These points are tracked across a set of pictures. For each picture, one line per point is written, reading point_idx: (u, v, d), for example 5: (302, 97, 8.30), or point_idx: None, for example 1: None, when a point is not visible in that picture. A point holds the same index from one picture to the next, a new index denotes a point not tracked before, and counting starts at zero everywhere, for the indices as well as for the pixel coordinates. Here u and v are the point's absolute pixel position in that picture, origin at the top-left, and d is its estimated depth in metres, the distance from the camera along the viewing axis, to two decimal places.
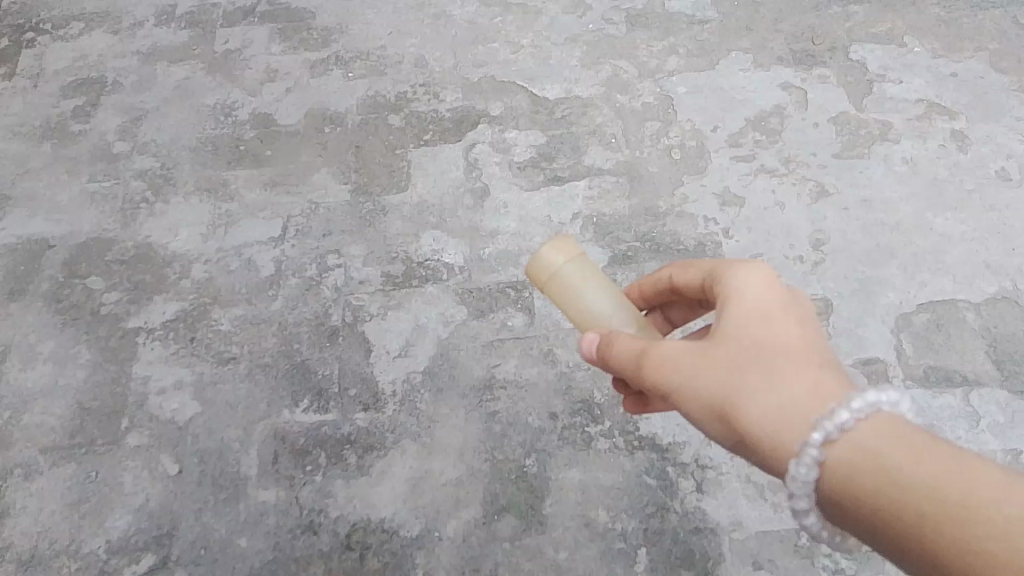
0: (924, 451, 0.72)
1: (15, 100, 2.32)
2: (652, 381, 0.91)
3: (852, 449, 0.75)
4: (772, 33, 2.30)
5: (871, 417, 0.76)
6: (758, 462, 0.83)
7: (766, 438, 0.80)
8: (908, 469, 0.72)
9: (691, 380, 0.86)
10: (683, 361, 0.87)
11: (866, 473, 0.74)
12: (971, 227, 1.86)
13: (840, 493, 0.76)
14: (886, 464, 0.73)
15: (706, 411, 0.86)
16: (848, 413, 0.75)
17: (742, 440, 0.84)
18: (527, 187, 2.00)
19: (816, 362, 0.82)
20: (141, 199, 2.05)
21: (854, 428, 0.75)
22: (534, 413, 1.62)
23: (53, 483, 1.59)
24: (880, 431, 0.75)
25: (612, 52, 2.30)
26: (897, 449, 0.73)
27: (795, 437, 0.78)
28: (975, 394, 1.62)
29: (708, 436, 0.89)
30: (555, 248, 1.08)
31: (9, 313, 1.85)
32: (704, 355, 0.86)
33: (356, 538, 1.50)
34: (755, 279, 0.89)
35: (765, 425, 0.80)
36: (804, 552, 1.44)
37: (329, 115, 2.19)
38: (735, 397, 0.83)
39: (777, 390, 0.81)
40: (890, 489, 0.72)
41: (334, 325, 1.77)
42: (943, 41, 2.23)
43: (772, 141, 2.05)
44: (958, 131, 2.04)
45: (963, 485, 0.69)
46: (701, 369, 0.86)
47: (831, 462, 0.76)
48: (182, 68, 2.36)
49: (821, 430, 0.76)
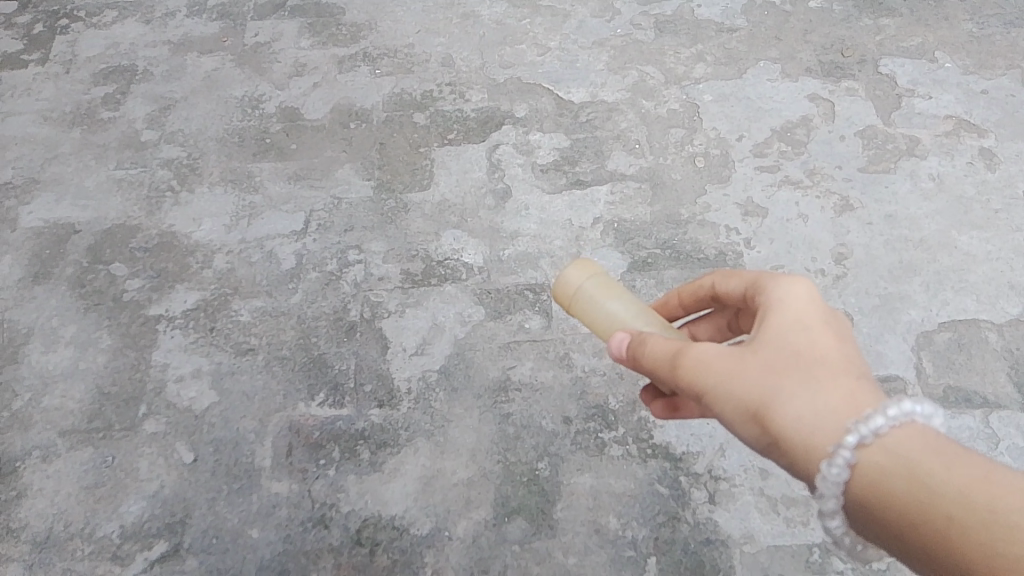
0: (957, 460, 0.72)
1: (47, 85, 2.35)
2: (684, 380, 0.91)
3: (884, 454, 0.75)
4: (801, 43, 2.29)
5: (905, 425, 0.76)
6: (789, 465, 0.83)
7: (799, 439, 0.81)
8: (939, 475, 0.71)
9: (725, 379, 0.87)
10: (719, 361, 0.88)
11: (897, 478, 0.74)
12: (997, 247, 1.84)
13: (869, 498, 0.76)
14: (918, 470, 0.73)
15: (738, 411, 0.86)
16: (883, 418, 0.76)
17: (773, 441, 0.84)
18: (549, 190, 2.00)
19: (852, 373, 0.83)
20: (166, 188, 2.07)
21: (888, 434, 0.76)
22: (548, 417, 1.61)
23: (70, 466, 1.62)
24: (914, 440, 0.75)
25: (639, 57, 2.29)
26: (930, 457, 0.73)
27: (828, 439, 0.78)
28: (996, 415, 1.60)
29: (738, 439, 0.89)
30: (578, 266, 1.12)
31: (33, 296, 1.88)
32: (739, 358, 0.87)
33: (367, 534, 1.51)
34: (795, 293, 0.91)
35: (799, 428, 0.81)
36: (816, 568, 1.43)
37: (354, 111, 2.21)
38: (770, 399, 0.84)
39: (813, 393, 0.82)
40: (920, 494, 0.72)
41: (352, 320, 1.78)
42: (974, 58, 2.21)
43: (798, 152, 2.03)
44: (987, 149, 2.01)
45: (993, 494, 0.68)
46: (736, 369, 0.87)
47: (863, 465, 0.76)
48: (211, 59, 2.38)
49: (855, 433, 0.76)
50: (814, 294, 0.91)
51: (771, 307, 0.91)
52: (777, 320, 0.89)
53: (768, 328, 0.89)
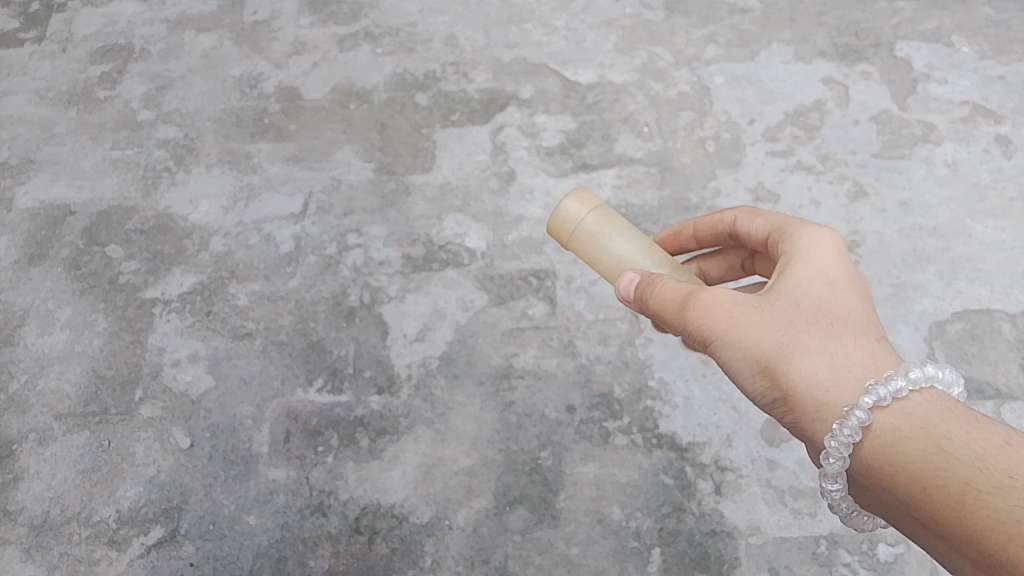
0: (979, 425, 0.71)
1: (42, 64, 2.31)
2: (695, 327, 0.90)
3: (902, 416, 0.75)
4: (816, 25, 2.22)
5: (927, 390, 0.76)
6: (796, 422, 0.83)
7: (812, 396, 0.80)
8: (958, 440, 0.70)
9: (739, 329, 0.86)
10: (734, 309, 0.88)
11: (913, 441, 0.73)
12: (1013, 236, 1.78)
13: (880, 460, 0.75)
14: (936, 434, 0.72)
15: (748, 363, 0.86)
16: (905, 380, 0.76)
17: (782, 396, 0.84)
18: (554, 174, 1.96)
19: (871, 335, 0.83)
20: (164, 169, 2.03)
21: (909, 398, 0.75)
22: (552, 405, 1.58)
23: (65, 450, 1.59)
24: (934, 405, 0.75)
25: (648, 38, 2.23)
26: (949, 422, 0.72)
27: (843, 397, 0.78)
28: (1007, 408, 1.56)
29: (743, 391, 0.89)
30: (579, 198, 1.11)
31: (29, 277, 1.85)
32: (757, 310, 0.87)
33: (365, 522, 1.48)
34: (819, 251, 0.90)
35: (813, 384, 0.80)
36: (823, 560, 1.39)
37: (355, 91, 2.16)
38: (785, 353, 0.83)
39: (830, 350, 0.81)
40: (937, 458, 0.70)
41: (352, 305, 1.74)
42: (992, 42, 2.15)
43: (810, 136, 1.98)
44: (1003, 136, 1.95)
45: (1013, 460, 0.67)
46: (752, 320, 0.86)
47: (877, 428, 0.75)
48: (210, 37, 2.33)
49: (873, 394, 0.76)
50: (840, 249, 0.91)
51: (794, 260, 0.91)
52: (799, 273, 0.89)
53: (790, 281, 0.88)
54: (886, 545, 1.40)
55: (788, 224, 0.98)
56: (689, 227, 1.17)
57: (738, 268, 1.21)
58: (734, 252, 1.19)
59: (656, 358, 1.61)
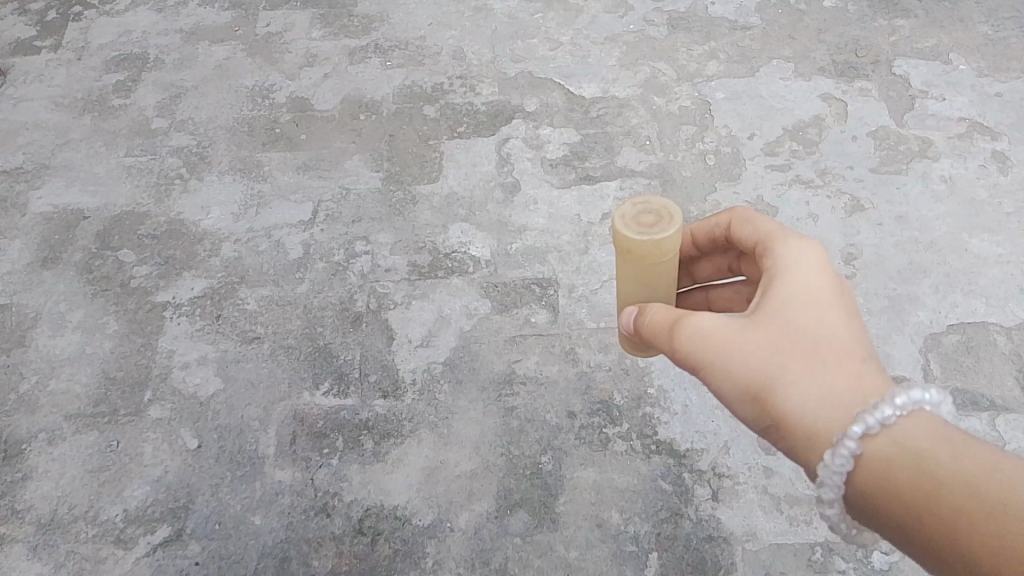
0: (963, 449, 0.76)
1: (59, 71, 2.37)
2: (687, 355, 0.96)
3: (890, 443, 0.80)
4: (815, 43, 2.28)
5: (913, 413, 0.81)
6: (789, 446, 0.89)
7: (803, 424, 0.86)
8: (945, 466, 0.76)
9: (729, 357, 0.91)
10: (725, 337, 0.92)
11: (904, 469, 0.78)
12: (1007, 250, 1.82)
13: (873, 486, 0.80)
14: (924, 460, 0.77)
15: (741, 391, 0.91)
16: (892, 408, 0.81)
17: (775, 422, 0.89)
18: (558, 185, 2.00)
19: (857, 357, 0.88)
20: (176, 176, 2.07)
21: (895, 424, 0.81)
22: (553, 411, 1.61)
23: (76, 450, 1.62)
24: (920, 428, 0.80)
25: (651, 54, 2.29)
26: (936, 447, 0.78)
27: (832, 426, 0.84)
28: (1002, 418, 1.57)
29: (737, 415, 0.95)
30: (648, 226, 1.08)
31: (43, 280, 1.89)
32: (745, 337, 0.91)
33: (369, 523, 1.50)
34: (802, 268, 0.94)
35: (803, 412, 0.86)
36: (818, 567, 1.41)
37: (365, 102, 2.21)
38: (775, 382, 0.88)
39: (818, 375, 0.87)
40: (927, 485, 0.76)
41: (358, 311, 1.78)
42: (989, 61, 2.19)
43: (809, 151, 2.02)
44: (999, 152, 1.99)
45: (1000, 484, 0.72)
46: (741, 348, 0.91)
47: (867, 455, 0.81)
48: (223, 48, 2.40)
49: (863, 423, 0.81)
50: (823, 266, 0.95)
51: (779, 280, 0.94)
52: (785, 295, 0.93)
53: (775, 304, 0.92)
54: (881, 552, 1.42)
55: (773, 239, 1.01)
56: (687, 235, 1.22)
57: (725, 270, 1.26)
58: (722, 258, 1.24)
59: (656, 366, 1.66)
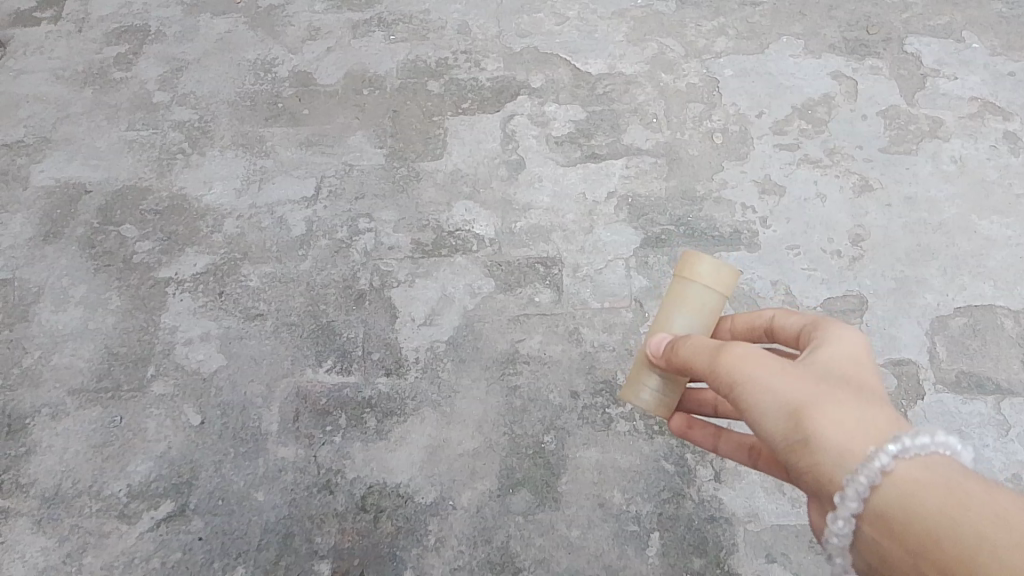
0: (995, 488, 0.72)
1: (59, 43, 2.33)
2: (725, 372, 0.94)
3: (920, 469, 0.77)
4: (826, 19, 2.24)
5: (945, 453, 0.78)
6: (816, 474, 0.85)
7: (834, 446, 0.83)
8: (975, 495, 0.71)
9: (770, 378, 0.90)
10: (768, 361, 0.91)
11: (932, 495, 0.74)
12: (1017, 233, 1.80)
13: (897, 510, 0.76)
14: (951, 488, 0.73)
15: (776, 409, 0.89)
16: (928, 437, 0.78)
17: (804, 445, 0.86)
18: (563, 163, 1.98)
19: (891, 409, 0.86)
20: (177, 151, 2.05)
21: (927, 455, 0.78)
22: (556, 391, 1.61)
23: (79, 425, 1.62)
24: (950, 466, 0.77)
25: (659, 30, 2.25)
26: (965, 481, 0.74)
27: (864, 448, 0.81)
28: (1007, 403, 1.56)
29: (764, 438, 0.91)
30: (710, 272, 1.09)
31: (44, 255, 1.88)
32: (787, 367, 0.91)
33: (371, 501, 1.51)
34: (848, 333, 0.96)
35: (835, 434, 0.83)
36: (819, 548, 1.42)
37: (368, 77, 2.18)
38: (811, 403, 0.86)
39: (854, 407, 0.85)
40: (953, 509, 0.71)
41: (361, 289, 1.77)
42: (1003, 39, 2.15)
43: (818, 130, 1.99)
44: (1011, 133, 1.96)
45: None
46: (783, 373, 0.90)
47: (895, 476, 0.77)
48: (225, 21, 2.36)
49: (897, 443, 0.78)
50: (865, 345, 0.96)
51: (825, 340, 0.95)
52: (829, 350, 0.93)
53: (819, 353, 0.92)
54: None
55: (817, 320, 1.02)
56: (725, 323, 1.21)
57: None
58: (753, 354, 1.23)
59: None
